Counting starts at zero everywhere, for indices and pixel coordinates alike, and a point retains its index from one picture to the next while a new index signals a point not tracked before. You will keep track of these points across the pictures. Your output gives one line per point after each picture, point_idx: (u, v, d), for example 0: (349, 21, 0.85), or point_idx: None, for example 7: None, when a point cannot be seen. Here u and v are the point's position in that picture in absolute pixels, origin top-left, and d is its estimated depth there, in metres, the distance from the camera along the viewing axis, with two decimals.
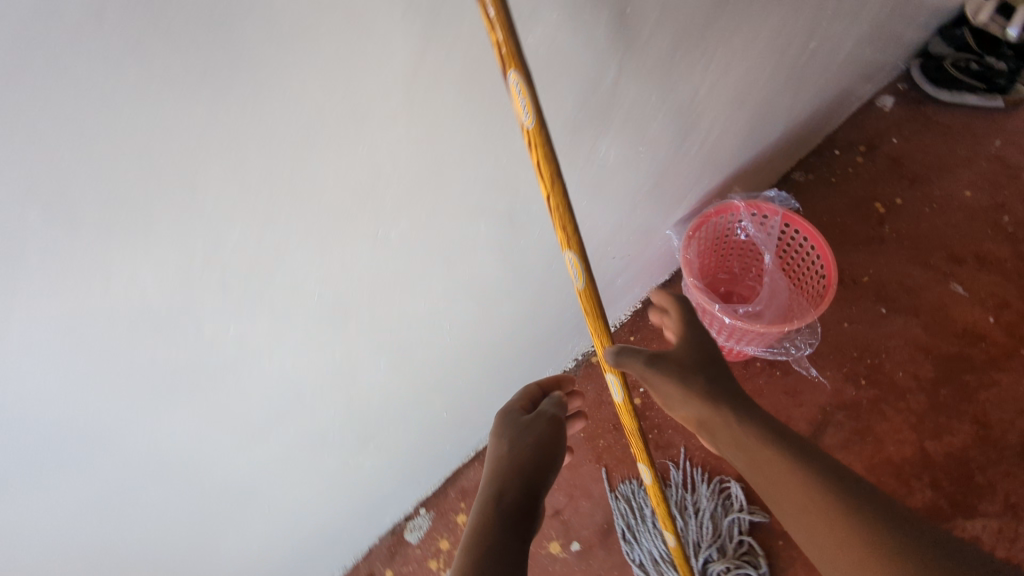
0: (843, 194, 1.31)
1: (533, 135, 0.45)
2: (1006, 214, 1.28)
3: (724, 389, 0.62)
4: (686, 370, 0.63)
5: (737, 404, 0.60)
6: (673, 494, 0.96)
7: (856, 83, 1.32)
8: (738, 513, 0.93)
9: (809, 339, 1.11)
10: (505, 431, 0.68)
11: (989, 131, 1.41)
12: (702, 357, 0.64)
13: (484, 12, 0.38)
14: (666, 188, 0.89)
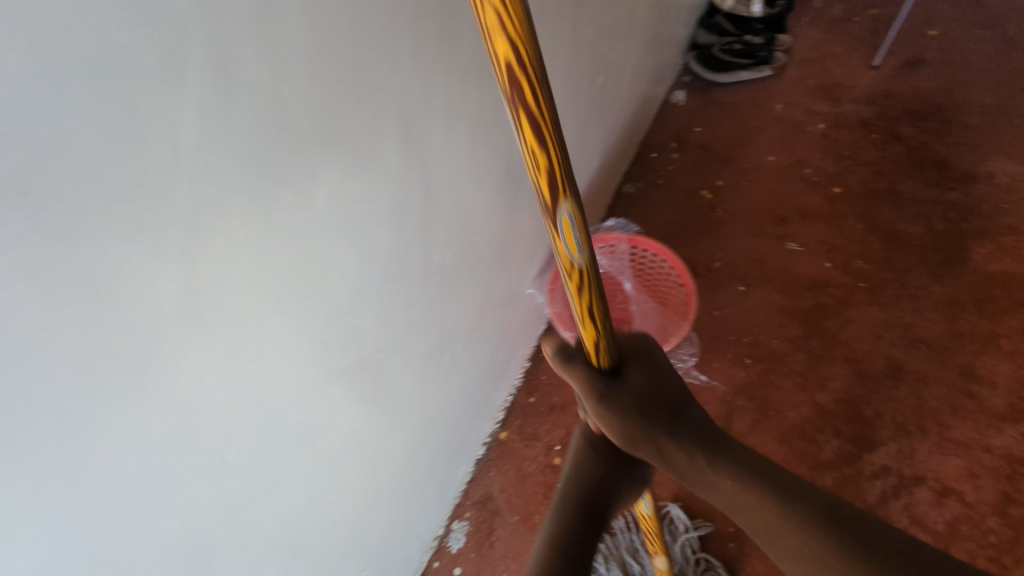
0: (672, 192, 1.40)
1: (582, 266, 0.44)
2: (806, 168, 1.43)
3: (688, 430, 0.59)
4: (643, 415, 0.59)
5: (710, 449, 0.57)
6: (623, 541, 0.97)
7: (649, 90, 1.42)
8: (686, 534, 0.97)
9: (692, 350, 1.19)
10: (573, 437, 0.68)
11: (769, 97, 1.58)
12: (657, 394, 0.60)
13: (534, 136, 0.35)
14: (512, 256, 0.89)
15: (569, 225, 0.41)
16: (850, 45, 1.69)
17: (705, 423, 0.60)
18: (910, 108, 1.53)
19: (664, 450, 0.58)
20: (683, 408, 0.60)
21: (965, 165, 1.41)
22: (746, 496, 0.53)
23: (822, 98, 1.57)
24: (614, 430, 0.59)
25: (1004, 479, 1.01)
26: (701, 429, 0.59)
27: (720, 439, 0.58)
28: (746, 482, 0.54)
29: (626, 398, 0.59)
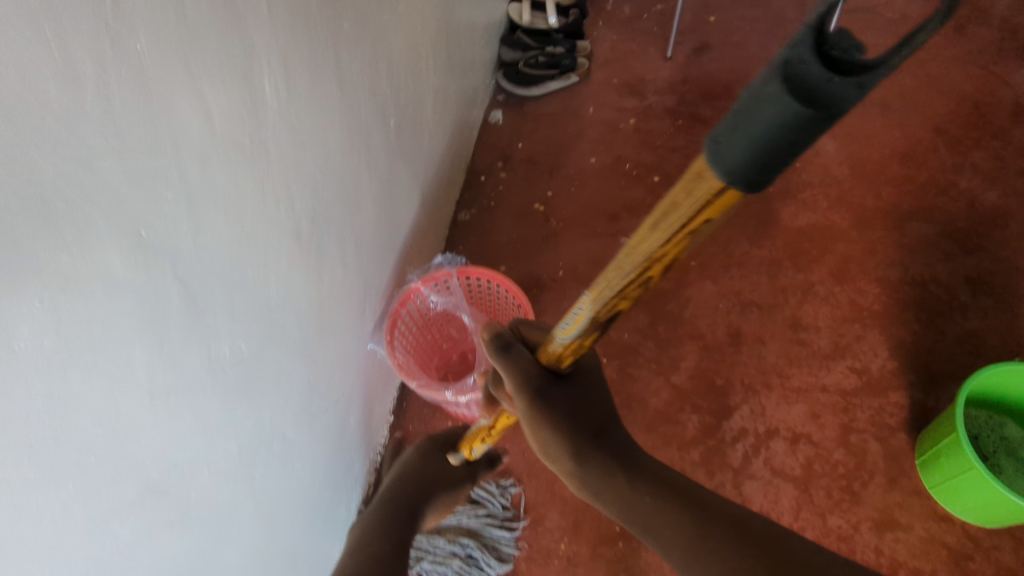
0: (506, 211, 1.42)
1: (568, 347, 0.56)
2: (625, 163, 1.50)
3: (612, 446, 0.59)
4: (566, 420, 0.58)
5: (634, 472, 0.56)
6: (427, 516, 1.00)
7: (464, 114, 1.42)
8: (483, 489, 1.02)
9: None
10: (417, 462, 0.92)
11: (582, 102, 1.64)
12: (584, 403, 0.60)
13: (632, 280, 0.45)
14: (335, 318, 0.86)
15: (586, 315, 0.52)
16: (644, 40, 1.80)
17: (625, 443, 0.59)
18: (705, 91, 1.66)
19: (583, 460, 0.58)
20: (604, 426, 0.59)
21: None
22: (651, 512, 0.54)
23: (628, 95, 1.65)
24: (537, 430, 0.59)
25: (842, 413, 1.10)
26: (619, 447, 0.59)
27: (638, 461, 0.58)
28: (671, 509, 0.53)
29: (562, 403, 0.59)
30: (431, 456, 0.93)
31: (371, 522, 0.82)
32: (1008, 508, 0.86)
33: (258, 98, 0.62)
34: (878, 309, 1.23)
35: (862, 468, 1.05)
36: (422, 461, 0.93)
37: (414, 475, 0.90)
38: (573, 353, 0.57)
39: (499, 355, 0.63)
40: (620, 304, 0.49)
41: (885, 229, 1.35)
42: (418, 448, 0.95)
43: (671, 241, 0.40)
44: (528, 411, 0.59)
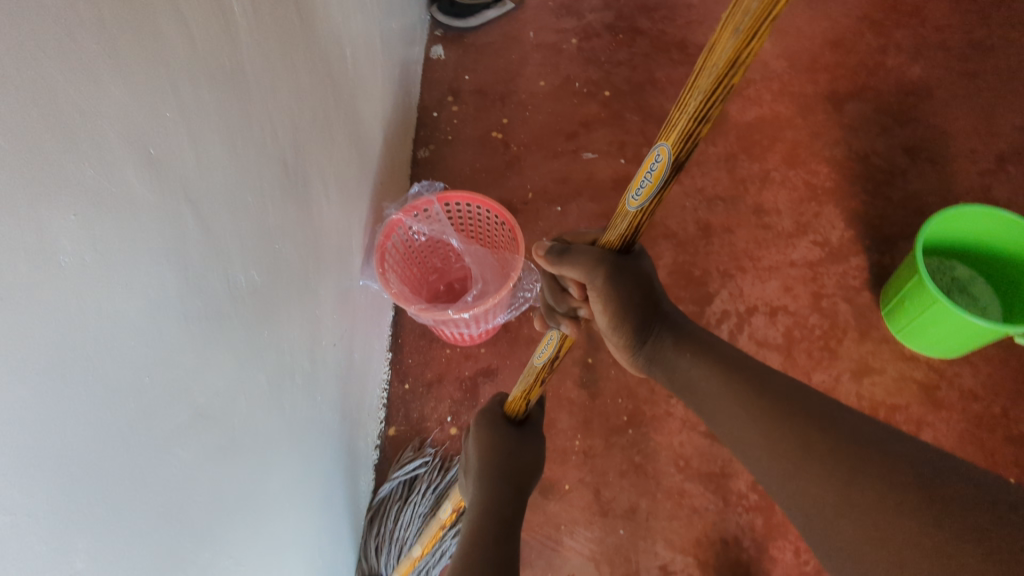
0: (465, 143, 1.39)
1: (641, 210, 0.59)
2: (574, 81, 1.49)
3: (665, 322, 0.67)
4: (631, 298, 0.65)
5: (683, 341, 0.65)
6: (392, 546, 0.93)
7: (407, 50, 1.38)
8: (402, 476, 0.99)
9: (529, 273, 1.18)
10: (486, 432, 0.81)
11: (522, 28, 1.59)
12: (645, 284, 0.66)
13: (704, 96, 0.47)
14: (328, 252, 0.86)
15: (659, 164, 0.54)
16: None
17: (677, 321, 0.68)
18: (641, 3, 1.65)
19: (644, 334, 0.67)
20: (660, 304, 0.67)
21: (698, 40, 1.57)
22: (695, 369, 0.63)
23: (566, 16, 1.61)
24: (609, 309, 0.66)
25: (811, 283, 1.19)
26: (672, 322, 0.67)
27: (689, 333, 0.66)
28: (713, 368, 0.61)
29: (628, 282, 0.64)
30: (495, 422, 0.84)
31: (474, 521, 0.71)
32: (971, 331, 0.96)
33: (230, 17, 0.60)
34: (830, 186, 1.31)
35: (835, 328, 1.14)
36: (491, 428, 0.82)
37: (492, 458, 0.77)
38: (648, 217, 0.60)
39: (562, 258, 0.69)
40: (699, 134, 0.51)
41: (827, 114, 1.43)
42: (478, 424, 0.83)
43: (754, 35, 0.42)
44: (602, 293, 0.66)
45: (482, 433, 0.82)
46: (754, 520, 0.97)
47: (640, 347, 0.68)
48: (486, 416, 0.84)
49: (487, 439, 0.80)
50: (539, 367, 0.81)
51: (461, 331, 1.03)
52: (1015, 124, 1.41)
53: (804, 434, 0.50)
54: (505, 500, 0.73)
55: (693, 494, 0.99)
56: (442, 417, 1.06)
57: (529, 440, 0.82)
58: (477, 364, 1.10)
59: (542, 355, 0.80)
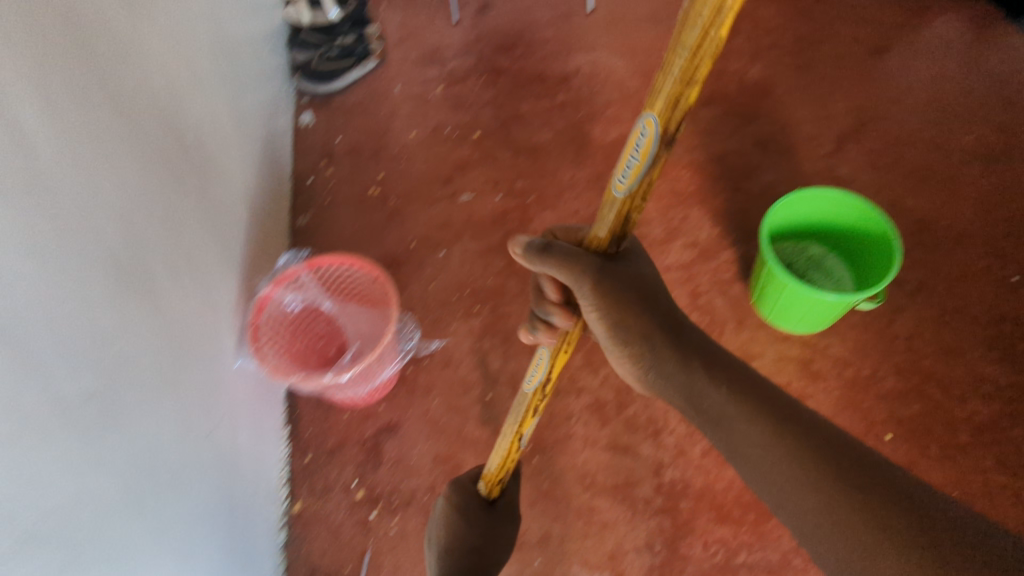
0: (342, 203, 1.39)
1: (628, 194, 0.63)
2: (444, 127, 1.50)
3: (682, 342, 0.67)
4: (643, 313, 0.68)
5: (705, 362, 0.65)
6: None
7: (270, 121, 1.37)
8: None
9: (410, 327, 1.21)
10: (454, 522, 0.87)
11: (387, 84, 1.60)
12: (654, 306, 0.69)
13: (683, 68, 0.52)
14: (189, 338, 0.85)
15: (648, 139, 0.58)
16: (430, 11, 1.74)
17: (695, 339, 0.68)
18: (499, 42, 1.67)
19: (658, 351, 0.67)
20: (678, 327, 0.68)
21: (557, 70, 1.60)
22: (724, 402, 0.61)
23: (428, 65, 1.63)
24: (618, 323, 0.68)
25: (686, 284, 1.25)
26: (688, 342, 0.67)
27: (710, 353, 0.66)
28: (739, 395, 0.61)
29: (636, 300, 0.68)
30: (467, 496, 0.89)
31: None
32: (825, 306, 1.03)
33: (16, 126, 0.59)
34: (693, 189, 1.39)
35: (713, 324, 1.20)
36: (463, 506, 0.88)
37: (455, 551, 0.85)
38: (637, 199, 0.63)
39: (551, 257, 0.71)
40: (687, 98, 0.54)
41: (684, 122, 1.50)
42: (448, 506, 0.88)
43: (724, 7, 0.48)
44: (601, 302, 0.68)
45: (450, 518, 0.88)
46: (662, 523, 1.00)
47: (653, 361, 0.68)
48: (458, 493, 0.89)
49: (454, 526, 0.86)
50: (538, 388, 0.83)
51: (352, 393, 1.03)
52: (846, 108, 1.53)
53: (817, 460, 0.54)
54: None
55: (602, 509, 1.01)
56: (348, 482, 1.06)
57: (494, 521, 0.88)
58: (379, 422, 1.10)
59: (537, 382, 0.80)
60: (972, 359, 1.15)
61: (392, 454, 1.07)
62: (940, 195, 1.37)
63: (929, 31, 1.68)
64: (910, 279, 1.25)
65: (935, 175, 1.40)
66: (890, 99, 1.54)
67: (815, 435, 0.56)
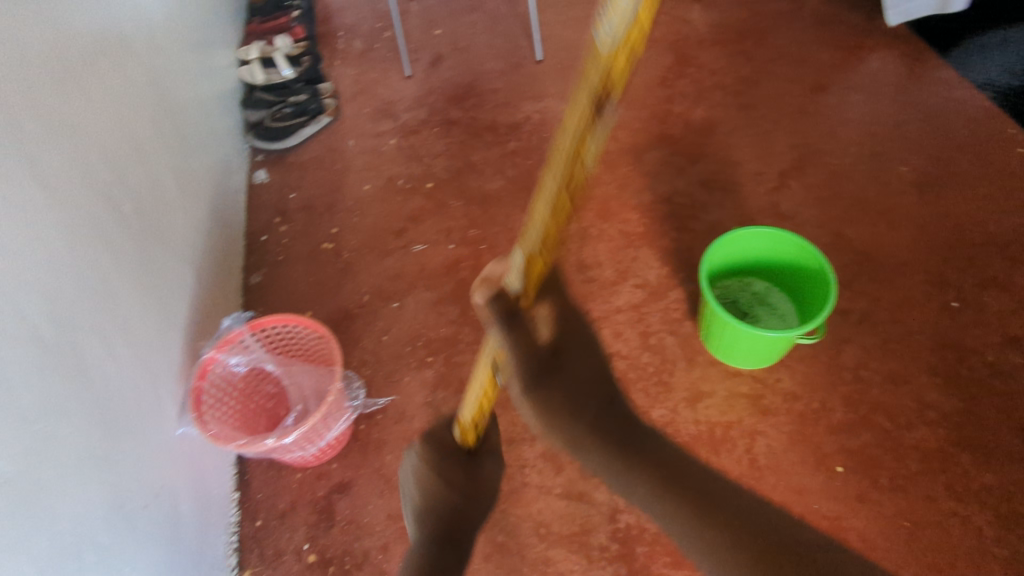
0: (296, 259, 1.39)
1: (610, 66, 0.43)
2: (397, 179, 1.52)
3: (610, 432, 0.61)
4: (571, 407, 0.59)
5: (636, 458, 0.59)
6: None
7: (221, 181, 1.38)
8: None
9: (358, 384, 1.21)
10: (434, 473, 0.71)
11: (340, 138, 1.61)
12: (583, 389, 0.61)
13: None
14: (125, 411, 0.85)
15: None
16: (383, 65, 1.76)
17: (620, 420, 0.63)
18: (450, 94, 1.69)
19: (584, 445, 0.60)
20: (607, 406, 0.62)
21: (509, 118, 1.63)
22: (660, 510, 0.56)
23: (381, 118, 1.64)
24: (545, 419, 0.59)
25: (637, 325, 1.27)
26: (615, 430, 0.61)
27: (636, 444, 0.61)
28: (680, 506, 0.55)
29: (562, 394, 0.59)
30: (447, 449, 0.74)
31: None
32: (767, 342, 1.05)
33: None
34: (642, 230, 1.42)
35: (665, 363, 1.21)
36: (440, 458, 0.73)
37: (439, 504, 0.70)
38: (624, 66, 0.43)
39: (503, 325, 0.58)
40: None
41: (631, 165, 1.53)
42: (424, 459, 0.73)
43: None
44: (532, 397, 0.59)
45: (429, 469, 0.72)
46: (618, 570, 0.99)
47: (582, 451, 0.61)
48: (430, 441, 0.74)
49: (434, 477, 0.71)
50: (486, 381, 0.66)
51: (297, 455, 1.02)
52: (789, 144, 1.57)
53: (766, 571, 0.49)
54: (447, 556, 0.71)
55: (558, 559, 1.00)
56: (300, 545, 1.04)
57: (480, 466, 0.74)
58: (331, 481, 1.09)
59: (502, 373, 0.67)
60: (919, 386, 1.18)
61: (344, 514, 1.06)
62: (881, 226, 1.40)
63: (865, 67, 1.74)
64: (855, 309, 1.28)
65: (875, 207, 1.44)
66: (832, 135, 1.59)
67: (758, 536, 0.51)
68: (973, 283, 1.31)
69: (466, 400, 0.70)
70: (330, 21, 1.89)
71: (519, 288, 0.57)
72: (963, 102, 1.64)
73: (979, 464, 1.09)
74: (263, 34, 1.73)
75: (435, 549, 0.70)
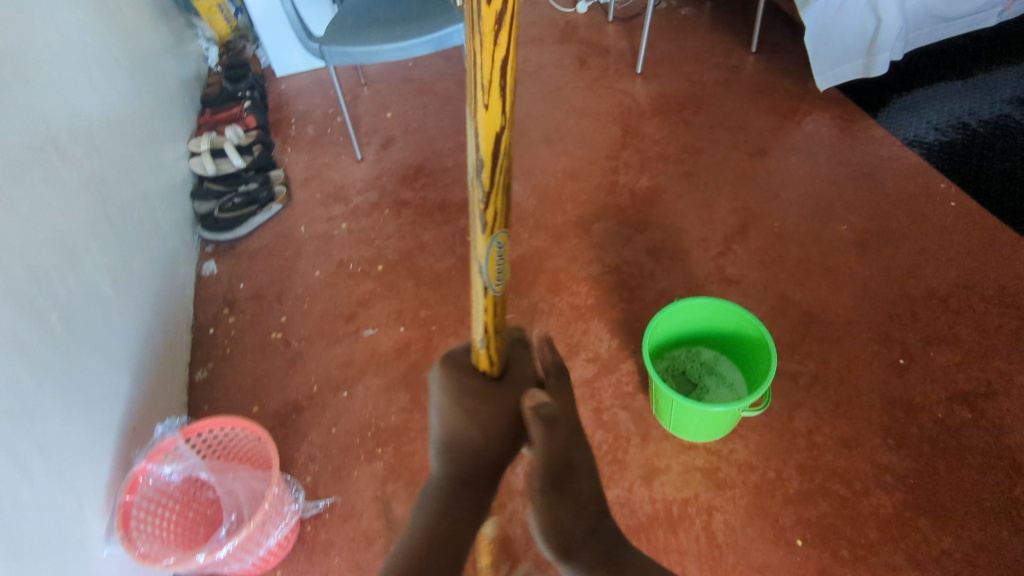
0: (244, 350, 1.37)
1: None
2: (348, 263, 1.52)
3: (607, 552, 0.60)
4: (574, 525, 0.60)
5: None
6: None
7: (167, 275, 1.37)
8: None
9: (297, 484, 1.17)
10: (461, 391, 0.64)
11: (292, 223, 1.61)
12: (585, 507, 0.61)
13: None
14: (43, 536, 0.81)
15: None
16: (334, 150, 1.79)
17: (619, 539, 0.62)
18: (402, 174, 1.71)
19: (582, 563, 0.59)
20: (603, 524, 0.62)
21: (459, 196, 1.65)
22: None
23: (333, 202, 1.65)
24: (550, 531, 0.59)
25: (590, 400, 1.26)
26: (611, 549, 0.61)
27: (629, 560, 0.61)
28: None
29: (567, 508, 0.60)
30: (462, 373, 0.66)
31: (431, 499, 0.57)
32: (714, 417, 1.05)
33: None
34: (592, 302, 1.43)
35: (618, 439, 1.20)
36: (458, 387, 0.64)
37: (474, 423, 0.61)
38: None
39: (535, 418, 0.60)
40: None
41: (579, 238, 1.55)
42: (451, 381, 0.65)
43: None
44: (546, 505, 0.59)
45: (458, 387, 0.64)
46: None
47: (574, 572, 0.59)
48: (452, 368, 0.66)
49: (463, 396, 0.63)
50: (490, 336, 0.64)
51: (235, 568, 0.97)
52: (732, 209, 1.61)
53: None
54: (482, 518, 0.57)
55: None
56: None
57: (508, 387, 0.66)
58: None
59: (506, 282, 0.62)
60: (871, 448, 1.18)
61: None
62: (825, 287, 1.43)
63: (802, 129, 1.81)
64: (805, 372, 1.29)
65: (818, 267, 1.47)
66: (774, 197, 1.63)
67: None
68: (918, 338, 1.33)
69: (477, 331, 0.64)
70: (282, 108, 1.93)
71: (479, 219, 0.56)
72: (896, 160, 1.70)
73: (936, 528, 1.09)
74: (215, 124, 1.74)
75: (467, 494, 0.57)
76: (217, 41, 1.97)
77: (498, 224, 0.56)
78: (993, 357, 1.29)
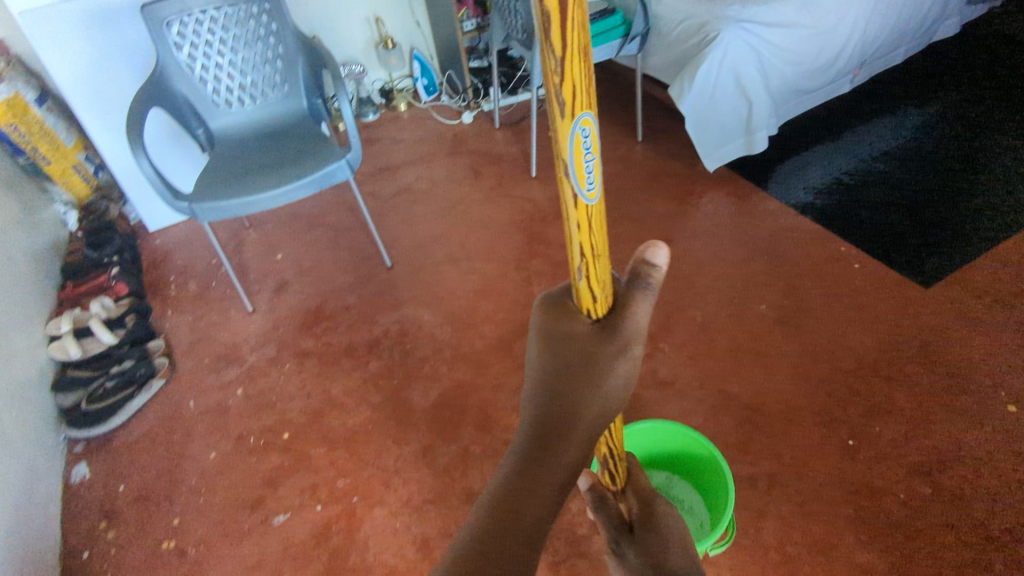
0: (129, 571, 1.14)
1: None
2: (249, 436, 1.34)
3: None
4: None
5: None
6: None
7: (25, 501, 1.14)
8: None
9: None
10: (551, 342, 0.49)
11: (179, 399, 1.42)
12: None
13: None
14: None
15: None
16: (222, 305, 1.63)
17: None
18: (300, 320, 1.57)
19: None
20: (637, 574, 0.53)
21: (365, 336, 1.52)
22: None
23: (224, 366, 1.48)
24: None
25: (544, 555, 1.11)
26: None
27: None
28: None
29: None
30: (565, 311, 0.50)
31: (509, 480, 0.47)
32: None
33: None
34: None
35: None
36: (555, 327, 0.49)
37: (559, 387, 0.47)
38: None
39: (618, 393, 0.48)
40: None
41: (501, 362, 1.41)
42: (552, 322, 0.49)
43: None
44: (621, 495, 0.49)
45: (554, 337, 0.48)
46: None
47: None
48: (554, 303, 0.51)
49: (553, 349, 0.48)
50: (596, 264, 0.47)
51: None
52: None
53: None
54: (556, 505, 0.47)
55: None
56: None
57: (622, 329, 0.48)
58: None
59: (600, 185, 0.45)
60: (846, 549, 1.10)
61: None
62: (759, 374, 1.39)
63: (700, 211, 1.83)
64: (761, 474, 1.22)
65: (747, 354, 1.43)
66: (688, 286, 1.61)
67: None
68: (860, 414, 1.29)
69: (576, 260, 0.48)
70: (160, 266, 1.76)
71: (556, 101, 0.41)
72: (794, 228, 1.74)
73: None
74: (78, 298, 1.55)
75: (543, 485, 0.46)
76: (75, 203, 1.81)
77: (578, 103, 0.41)
78: (935, 420, 1.27)
